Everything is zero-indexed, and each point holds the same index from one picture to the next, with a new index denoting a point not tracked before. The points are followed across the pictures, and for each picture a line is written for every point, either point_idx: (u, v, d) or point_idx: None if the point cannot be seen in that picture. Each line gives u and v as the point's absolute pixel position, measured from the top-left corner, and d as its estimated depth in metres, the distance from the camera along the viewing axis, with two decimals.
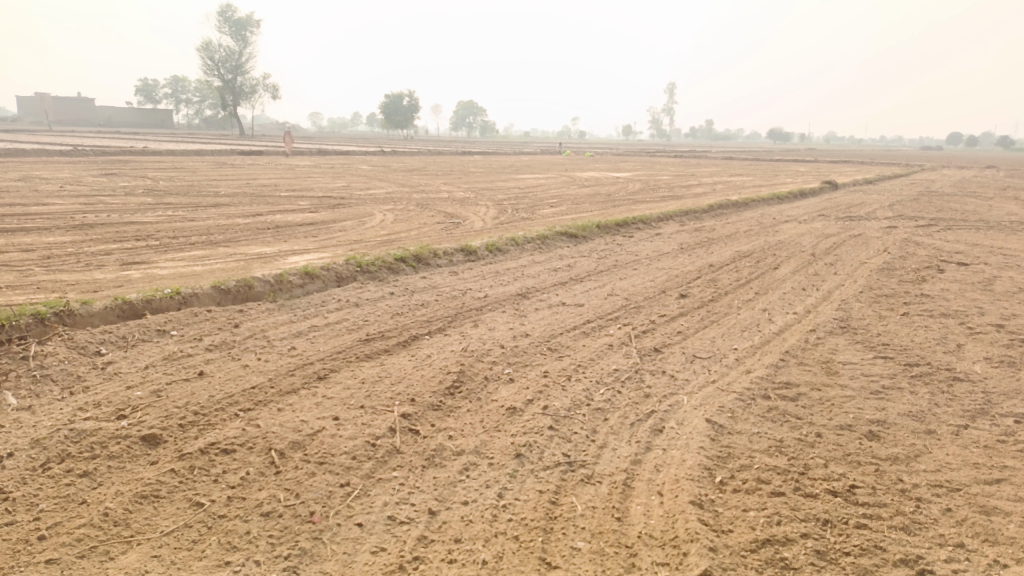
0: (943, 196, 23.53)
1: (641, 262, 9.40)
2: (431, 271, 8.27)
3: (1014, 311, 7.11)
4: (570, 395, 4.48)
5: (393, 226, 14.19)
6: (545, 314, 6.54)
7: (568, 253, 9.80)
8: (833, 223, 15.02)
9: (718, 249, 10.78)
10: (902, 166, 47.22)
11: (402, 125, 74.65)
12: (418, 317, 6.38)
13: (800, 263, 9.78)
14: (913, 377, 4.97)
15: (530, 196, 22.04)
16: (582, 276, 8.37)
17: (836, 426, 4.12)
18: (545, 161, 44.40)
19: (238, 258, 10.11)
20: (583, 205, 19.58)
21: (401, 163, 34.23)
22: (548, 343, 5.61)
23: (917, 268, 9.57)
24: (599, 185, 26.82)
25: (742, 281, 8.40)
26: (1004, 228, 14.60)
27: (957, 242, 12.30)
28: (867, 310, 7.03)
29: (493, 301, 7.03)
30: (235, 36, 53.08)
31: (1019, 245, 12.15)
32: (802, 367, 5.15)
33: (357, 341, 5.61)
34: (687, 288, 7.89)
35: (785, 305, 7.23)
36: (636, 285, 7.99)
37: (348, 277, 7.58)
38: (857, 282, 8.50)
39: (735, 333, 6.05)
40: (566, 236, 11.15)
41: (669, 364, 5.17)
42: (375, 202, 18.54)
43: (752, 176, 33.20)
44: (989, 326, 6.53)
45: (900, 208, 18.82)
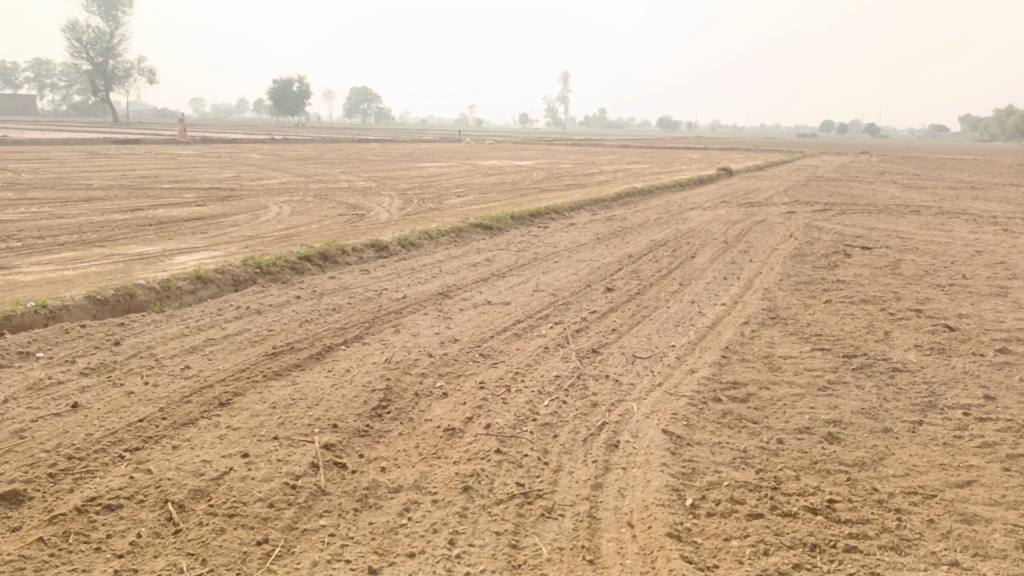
0: (830, 181, 24.68)
1: (560, 254, 9.09)
2: (340, 270, 7.63)
3: (927, 296, 7.27)
4: (512, 409, 4.06)
5: (292, 220, 13.29)
6: (470, 315, 6.09)
7: (484, 247, 9.37)
8: (737, 210, 15.29)
9: (634, 238, 10.64)
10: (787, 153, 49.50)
11: (294, 112, 71.72)
12: (331, 323, 5.77)
13: (715, 251, 9.77)
14: (856, 370, 4.87)
15: (434, 185, 21.44)
16: (502, 271, 7.96)
17: (795, 429, 3.91)
18: (445, 149, 43.66)
19: (117, 260, 9.06)
20: (490, 195, 19.17)
21: (295, 152, 32.68)
22: (479, 349, 5.16)
23: (826, 254, 9.75)
24: (503, 174, 26.48)
25: (665, 272, 8.24)
26: (892, 212, 15.31)
27: (854, 226, 12.74)
28: (792, 299, 6.98)
29: (411, 302, 6.51)
30: (104, 15, 49.07)
31: (910, 228, 12.72)
32: (745, 363, 4.94)
33: (263, 356, 4.97)
34: (612, 281, 7.63)
35: (712, 296, 7.09)
36: (560, 279, 7.66)
37: (247, 280, 6.84)
38: (775, 269, 8.53)
39: (671, 329, 5.81)
40: (479, 228, 10.71)
41: (611, 367, 4.84)
42: (269, 193, 17.43)
43: (649, 163, 33.84)
44: (909, 312, 6.61)
45: (794, 193, 19.51)
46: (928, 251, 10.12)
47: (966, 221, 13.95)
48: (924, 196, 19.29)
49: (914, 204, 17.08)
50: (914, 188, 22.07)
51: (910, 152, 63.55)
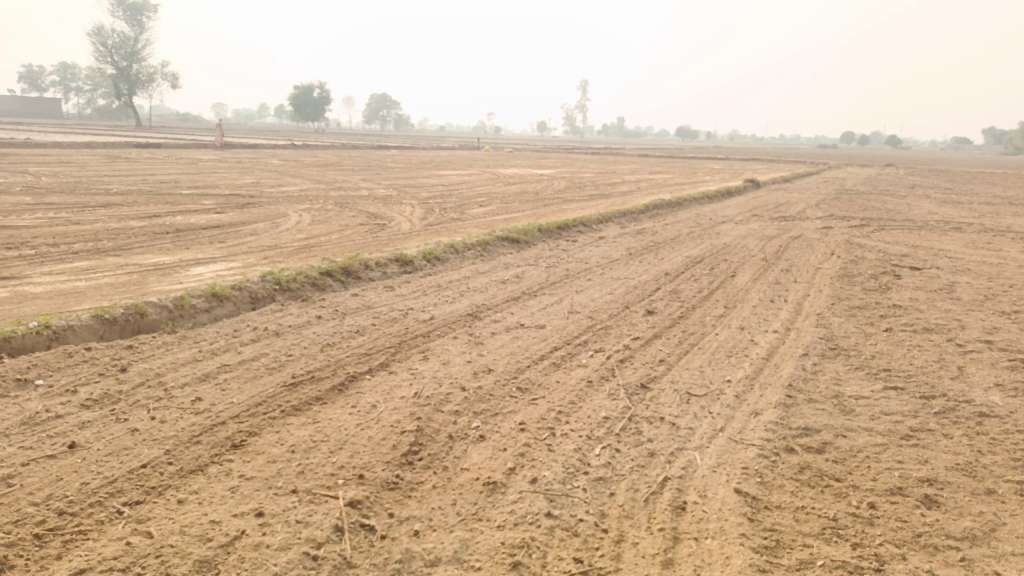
0: (861, 194, 23.99)
1: (593, 271, 8.62)
2: (363, 286, 7.21)
3: (995, 325, 6.71)
4: (560, 459, 3.60)
5: (312, 229, 12.92)
6: (504, 341, 5.63)
7: (513, 263, 8.91)
8: (771, 224, 14.72)
9: (668, 254, 10.14)
10: (812, 165, 48.65)
11: (314, 118, 71.90)
12: (353, 348, 5.33)
13: (756, 270, 9.25)
14: (939, 414, 4.35)
15: (455, 194, 21.07)
16: (534, 289, 7.50)
17: (886, 490, 3.41)
18: (465, 156, 43.33)
19: (131, 270, 8.70)
20: (513, 205, 18.73)
21: (315, 157, 32.49)
22: (516, 382, 4.70)
23: (874, 274, 9.21)
24: (524, 183, 26.02)
25: (706, 292, 7.75)
26: (934, 229, 14.66)
27: (898, 244, 12.15)
28: (848, 326, 6.47)
29: (439, 324, 6.06)
30: (129, 20, 49.34)
31: (957, 246, 12.12)
32: (814, 405, 4.44)
33: (281, 387, 4.54)
34: (651, 303, 7.15)
35: (761, 321, 6.58)
36: (596, 299, 7.20)
37: (265, 297, 6.44)
38: (824, 291, 7.99)
39: (724, 360, 5.32)
40: (506, 242, 10.27)
41: (664, 406, 4.36)
42: (289, 200, 17.12)
43: (671, 174, 33.30)
44: (980, 343, 6.06)
45: (826, 206, 18.91)
46: (982, 273, 9.52)
47: (1014, 239, 13.29)
48: (963, 212, 18.58)
49: (955, 221, 16.40)
50: (950, 203, 21.35)
51: (938, 165, 62.33)
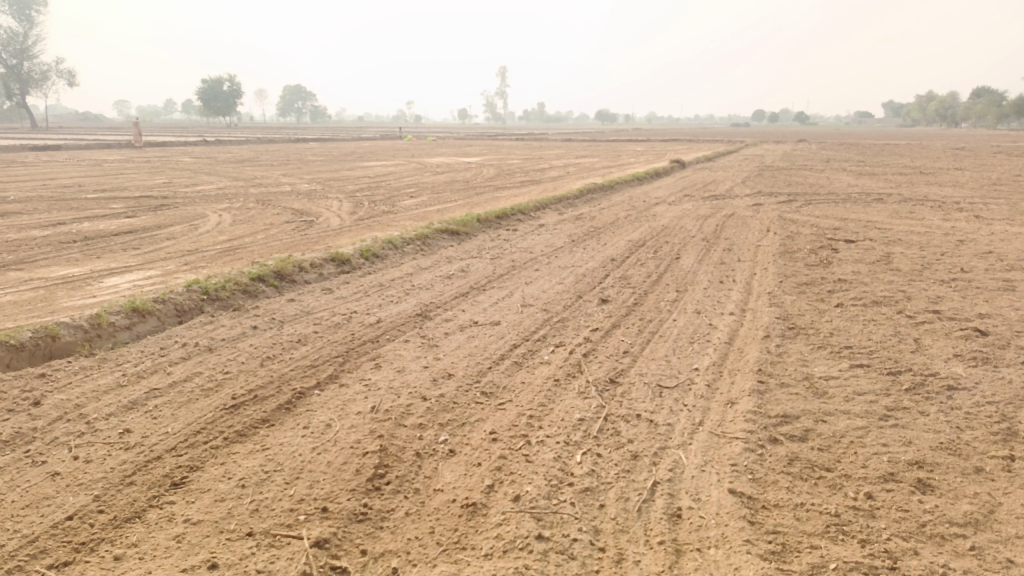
0: (782, 170, 24.65)
1: (538, 261, 8.39)
2: (300, 290, 6.76)
3: (937, 294, 6.83)
4: (541, 470, 3.33)
5: (235, 230, 12.22)
6: (459, 341, 5.32)
7: (455, 257, 8.58)
8: (704, 203, 14.85)
9: (610, 239, 10.01)
10: (730, 143, 49.86)
11: (226, 113, 69.10)
12: (298, 359, 4.92)
13: (699, 251, 9.21)
14: (910, 391, 4.31)
15: (383, 186, 20.50)
16: (481, 283, 7.20)
17: (880, 478, 3.29)
18: (388, 147, 42.41)
19: (37, 285, 7.94)
20: (444, 196, 18.31)
21: (231, 154, 31.13)
22: (479, 386, 4.40)
23: (812, 249, 9.32)
24: (452, 172, 25.59)
25: (655, 277, 7.63)
26: (857, 201, 15.11)
27: (827, 218, 12.42)
28: (801, 304, 6.44)
29: (387, 327, 5.69)
30: (15, 14, 45.99)
31: (882, 217, 12.47)
32: (787, 390, 4.32)
33: (220, 410, 4.10)
34: (603, 291, 6.96)
35: (716, 304, 6.49)
36: (547, 290, 6.96)
37: (193, 309, 5.92)
38: (769, 269, 8.01)
39: (688, 348, 5.17)
40: (445, 234, 9.92)
41: (638, 402, 4.15)
42: (207, 200, 16.23)
43: (597, 157, 33.50)
44: (929, 314, 6.13)
45: (751, 183, 19.28)
46: (912, 243, 9.79)
47: (931, 208, 13.81)
48: (879, 183, 19.29)
49: (874, 192, 16.98)
50: (865, 175, 22.15)
51: (846, 138, 64.80)
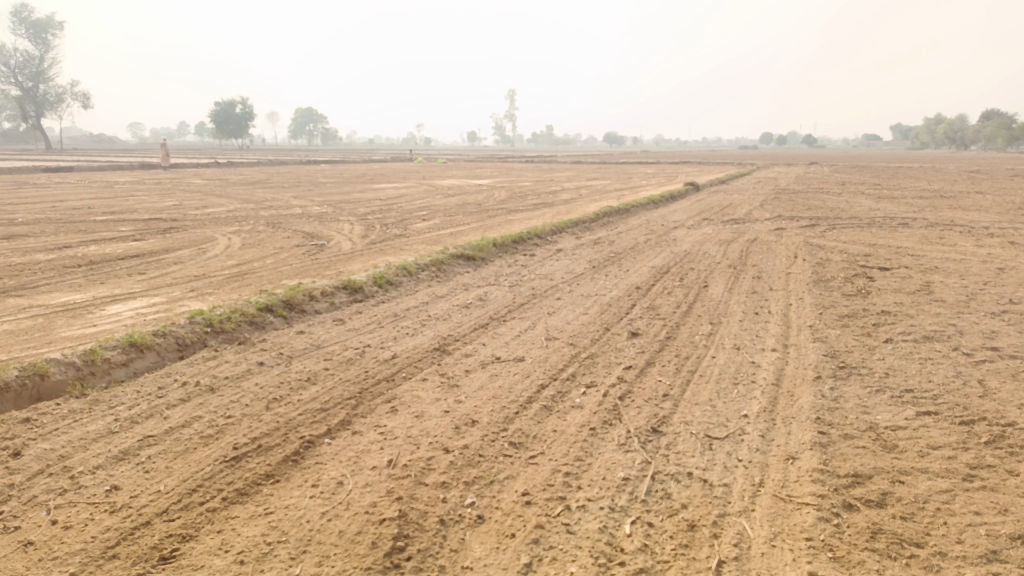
0: (799, 193, 24.24)
1: (560, 290, 7.97)
2: (310, 321, 6.35)
3: (992, 328, 6.36)
4: (586, 545, 2.89)
5: (244, 254, 11.87)
6: (482, 380, 4.89)
7: (473, 285, 8.17)
8: (724, 227, 14.42)
9: (633, 266, 9.59)
10: (741, 166, 49.58)
11: (237, 134, 69.43)
12: (306, 401, 4.50)
13: (727, 279, 8.79)
14: (990, 444, 3.85)
15: (394, 208, 20.20)
16: (501, 314, 6.78)
17: (981, 558, 2.83)
18: (398, 169, 42.28)
19: (35, 312, 7.58)
20: (456, 219, 17.96)
21: (241, 176, 30.96)
22: (507, 435, 3.96)
23: (846, 276, 8.89)
24: (464, 194, 25.29)
25: (685, 307, 7.20)
26: (883, 225, 14.65)
27: (855, 243, 11.98)
28: (846, 339, 6.00)
29: (403, 363, 5.27)
30: (31, 38, 46.42)
31: (912, 243, 12.01)
32: (852, 442, 3.88)
33: (221, 463, 3.67)
34: (632, 323, 6.53)
35: (755, 339, 6.05)
36: (572, 322, 6.54)
37: (195, 342, 5.51)
38: (805, 299, 7.56)
39: (733, 391, 4.72)
40: (461, 259, 9.53)
41: (686, 456, 3.70)
42: (216, 222, 15.93)
43: (609, 179, 33.20)
44: (988, 351, 5.68)
45: (770, 206, 18.88)
46: (950, 271, 9.32)
47: (962, 233, 13.34)
48: (901, 207, 18.83)
49: (898, 216, 16.51)
50: (885, 199, 21.69)
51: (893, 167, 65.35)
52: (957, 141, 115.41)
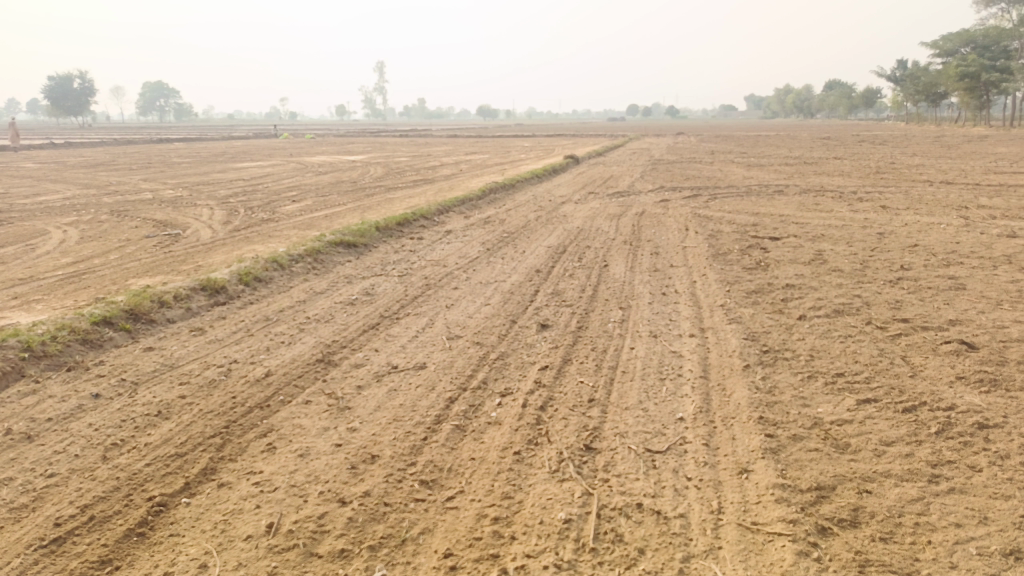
0: (675, 163, 24.68)
1: (454, 278, 7.28)
2: (160, 334, 5.33)
3: (896, 298, 6.28)
4: None
5: (83, 250, 10.31)
6: (378, 398, 4.15)
7: (355, 277, 7.32)
8: (610, 201, 14.20)
9: (527, 247, 9.02)
10: (613, 137, 50.31)
11: (76, 112, 63.02)
12: (157, 445, 3.59)
13: (626, 257, 8.42)
14: (942, 435, 3.56)
15: (260, 189, 18.64)
16: (392, 311, 6.01)
17: None
18: (264, 146, 39.71)
19: None
20: (330, 200, 16.74)
21: (81, 158, 27.83)
22: (415, 472, 3.26)
23: (741, 248, 8.75)
24: (336, 172, 23.87)
25: (591, 291, 6.72)
26: (760, 194, 14.93)
27: (739, 213, 12.03)
28: (761, 318, 5.71)
29: (280, 382, 4.42)
30: None
31: (793, 211, 12.21)
32: (803, 444, 3.48)
33: (37, 553, 2.75)
34: (537, 314, 5.95)
35: (670, 323, 5.63)
36: (472, 316, 5.88)
37: (8, 373, 4.40)
38: (709, 275, 7.29)
39: (663, 389, 4.24)
40: (340, 247, 8.60)
41: (630, 481, 3.16)
42: (49, 213, 13.95)
43: (487, 153, 32.60)
44: (900, 324, 5.54)
45: (650, 177, 18.96)
46: (836, 239, 9.41)
47: (833, 199, 13.79)
48: (771, 175, 19.44)
49: (772, 184, 16.98)
50: (754, 167, 22.38)
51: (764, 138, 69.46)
52: (804, 110, 123.88)
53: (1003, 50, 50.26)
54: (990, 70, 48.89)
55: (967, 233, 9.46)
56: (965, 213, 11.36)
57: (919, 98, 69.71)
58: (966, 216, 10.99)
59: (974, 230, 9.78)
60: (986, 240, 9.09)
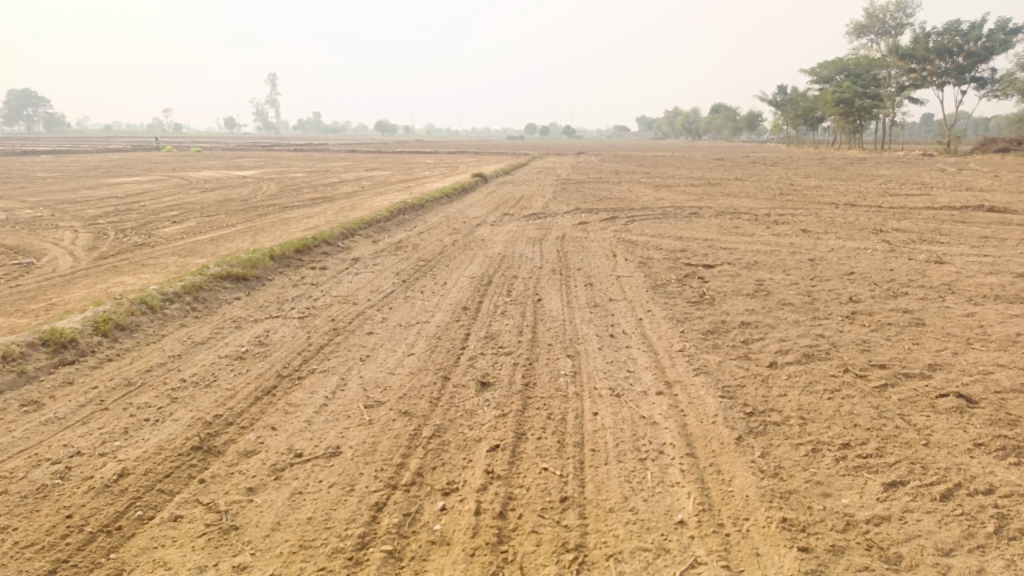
0: (583, 183, 24.38)
1: (366, 319, 6.22)
2: None
3: (862, 338, 5.74)
4: None
5: None
6: (278, 509, 3.08)
7: (245, 321, 6.13)
8: (527, 223, 13.45)
9: (447, 279, 8.06)
10: (514, 157, 50.36)
11: None
12: None
13: (558, 289, 7.61)
14: (1005, 535, 2.87)
15: (138, 209, 16.76)
16: (292, 369, 4.90)
17: None
18: (144, 160, 36.83)
19: None
20: (217, 220, 15.16)
21: None
22: None
23: (679, 278, 8.13)
24: (225, 189, 22.04)
25: (530, 334, 5.83)
26: (676, 216, 14.62)
27: (663, 237, 11.54)
28: (730, 368, 4.98)
29: (139, 488, 3.26)
30: None
31: (716, 235, 11.85)
32: (849, 562, 2.69)
33: None
34: (471, 367, 4.99)
35: (629, 376, 4.80)
36: (394, 374, 4.84)
37: None
38: (655, 311, 6.57)
39: (647, 476, 3.37)
40: (226, 281, 7.33)
41: None
42: None
43: (389, 170, 31.32)
44: (882, 372, 4.95)
45: (563, 198, 18.43)
46: (771, 266, 8.99)
47: (751, 222, 13.59)
48: (681, 196, 19.38)
49: (685, 205, 16.78)
50: (662, 187, 22.39)
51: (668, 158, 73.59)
52: (693, 132, 129.45)
53: (873, 78, 53.89)
54: (864, 97, 52.19)
55: (896, 260, 9.29)
56: (882, 237, 11.32)
57: (800, 122, 73.85)
58: (886, 241, 10.93)
59: (901, 255, 9.62)
60: (917, 266, 8.90)
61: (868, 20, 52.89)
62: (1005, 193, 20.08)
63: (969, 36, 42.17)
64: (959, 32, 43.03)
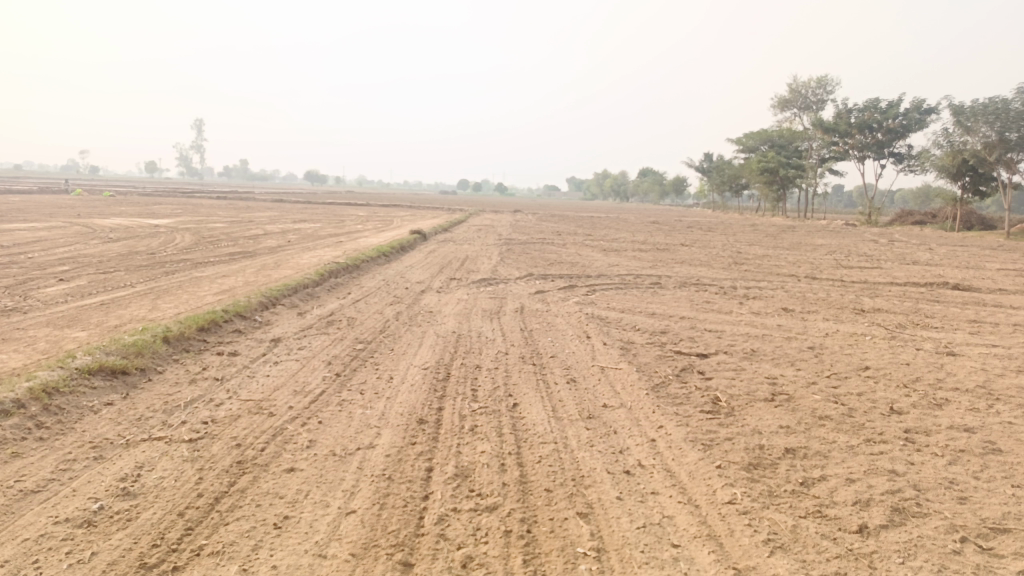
0: (528, 244, 23.22)
1: (286, 445, 4.51)
2: None
3: (948, 478, 4.40)
4: None
5: None
6: None
7: (108, 451, 4.33)
8: (478, 291, 11.97)
9: (394, 372, 6.41)
10: (449, 211, 49.31)
11: None
12: None
13: (536, 388, 6.09)
14: None
15: (23, 262, 14.45)
16: (167, 551, 3.17)
17: None
18: (48, 203, 33.82)
19: None
20: (114, 279, 13.06)
21: None
22: None
23: (678, 375, 6.72)
24: (132, 240, 19.76)
25: (515, 472, 4.23)
26: (638, 286, 13.42)
27: (636, 314, 10.22)
28: (810, 539, 3.52)
29: None
30: None
31: (691, 311, 10.62)
32: None
33: None
34: (443, 541, 3.36)
35: (678, 559, 3.27)
36: (327, 558, 3.16)
37: None
38: (668, 428, 5.11)
39: None
40: (96, 379, 5.51)
41: None
42: None
43: (318, 222, 29.45)
44: (1013, 543, 3.58)
45: (511, 261, 17.07)
46: (774, 356, 7.72)
47: (720, 296, 12.50)
48: (634, 262, 18.36)
49: (643, 273, 15.69)
50: (612, 252, 21.41)
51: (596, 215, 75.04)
52: (622, 194, 132.67)
53: (798, 149, 55.85)
54: (788, 167, 53.81)
55: (905, 353, 8.20)
56: (870, 321, 10.33)
57: (727, 189, 76.02)
58: (878, 325, 9.92)
59: (906, 346, 8.56)
60: (933, 361, 7.81)
61: (791, 94, 54.86)
62: (954, 268, 19.94)
63: (887, 113, 43.89)
64: (878, 110, 44.83)
